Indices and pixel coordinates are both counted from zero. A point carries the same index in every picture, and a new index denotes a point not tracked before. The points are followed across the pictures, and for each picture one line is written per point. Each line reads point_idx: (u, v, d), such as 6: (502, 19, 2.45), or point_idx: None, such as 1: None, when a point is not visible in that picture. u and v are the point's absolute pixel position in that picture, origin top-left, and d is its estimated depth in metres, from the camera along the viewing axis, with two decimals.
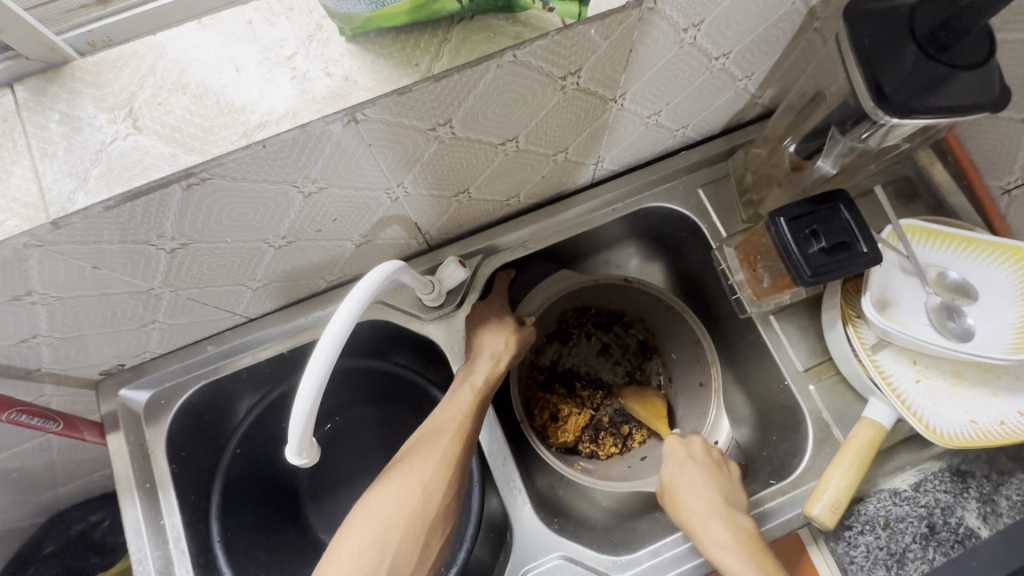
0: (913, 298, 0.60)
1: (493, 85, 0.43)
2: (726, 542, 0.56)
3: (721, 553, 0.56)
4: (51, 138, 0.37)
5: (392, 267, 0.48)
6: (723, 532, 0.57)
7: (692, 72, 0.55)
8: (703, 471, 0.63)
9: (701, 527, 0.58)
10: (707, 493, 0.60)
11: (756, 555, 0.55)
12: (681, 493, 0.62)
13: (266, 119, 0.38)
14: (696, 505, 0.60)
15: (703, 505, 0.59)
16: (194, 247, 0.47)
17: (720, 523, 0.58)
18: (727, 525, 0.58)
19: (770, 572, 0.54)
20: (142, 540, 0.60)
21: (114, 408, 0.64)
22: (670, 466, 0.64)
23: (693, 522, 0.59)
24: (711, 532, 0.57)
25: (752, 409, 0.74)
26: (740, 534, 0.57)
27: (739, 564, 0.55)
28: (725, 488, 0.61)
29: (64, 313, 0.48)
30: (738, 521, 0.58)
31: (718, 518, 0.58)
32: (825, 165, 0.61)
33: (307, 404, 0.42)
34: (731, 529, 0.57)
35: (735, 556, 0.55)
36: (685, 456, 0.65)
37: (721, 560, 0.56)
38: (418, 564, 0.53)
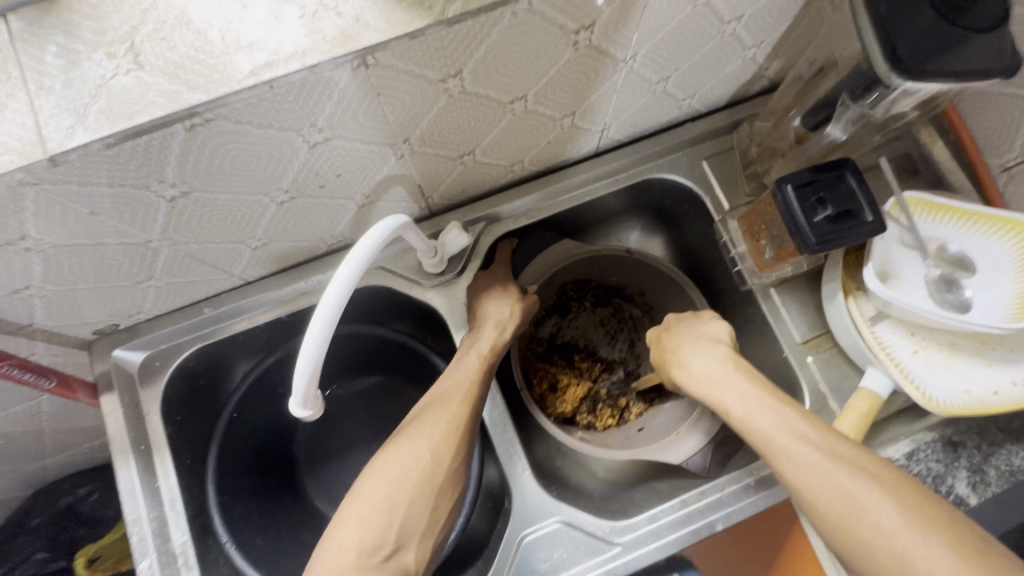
0: (913, 270, 0.61)
1: (505, 34, 0.42)
2: (712, 370, 0.58)
3: (704, 379, 0.59)
4: (48, 72, 0.36)
5: (398, 222, 0.46)
6: (706, 362, 0.59)
7: (704, 36, 0.55)
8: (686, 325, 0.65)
9: (685, 368, 0.61)
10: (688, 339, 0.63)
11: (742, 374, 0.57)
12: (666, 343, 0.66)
13: (274, 58, 0.37)
14: (677, 348, 0.63)
15: (686, 348, 0.62)
16: (194, 197, 0.46)
17: (704, 358, 0.60)
18: (707, 355, 0.60)
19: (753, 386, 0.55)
20: (137, 500, 0.60)
21: (107, 368, 0.62)
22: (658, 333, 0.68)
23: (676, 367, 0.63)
24: (691, 368, 0.60)
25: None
26: (723, 361, 0.58)
27: (722, 383, 0.57)
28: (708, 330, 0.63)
29: (58, 264, 0.47)
30: (717, 353, 0.59)
31: (700, 356, 0.60)
32: (835, 133, 0.60)
33: (314, 356, 0.41)
34: (715, 360, 0.59)
35: (715, 378, 0.58)
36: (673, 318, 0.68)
37: (705, 388, 0.58)
38: (427, 526, 0.54)
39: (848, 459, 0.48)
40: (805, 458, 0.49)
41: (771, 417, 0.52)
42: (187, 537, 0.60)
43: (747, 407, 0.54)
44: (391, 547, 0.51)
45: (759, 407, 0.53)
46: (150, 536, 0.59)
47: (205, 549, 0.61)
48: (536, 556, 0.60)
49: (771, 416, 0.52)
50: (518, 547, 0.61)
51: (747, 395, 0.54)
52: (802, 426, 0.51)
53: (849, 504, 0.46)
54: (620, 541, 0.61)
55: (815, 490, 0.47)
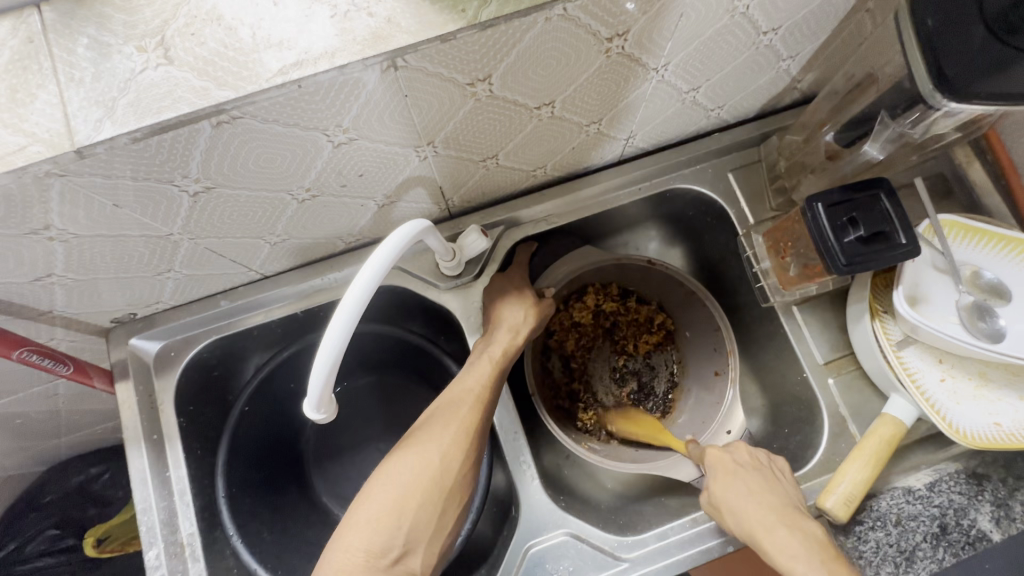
0: (944, 295, 0.59)
1: (537, 40, 0.41)
2: (803, 556, 0.49)
3: (795, 564, 0.49)
4: (78, 64, 0.36)
5: (419, 226, 0.46)
6: (794, 545, 0.50)
7: (738, 46, 0.53)
8: (755, 480, 0.57)
9: (761, 530, 0.53)
10: (763, 501, 0.55)
11: (837, 565, 0.49)
12: (734, 505, 0.55)
13: (303, 57, 0.36)
14: (755, 513, 0.54)
15: (760, 512, 0.54)
16: (217, 192, 0.45)
17: (784, 530, 0.52)
18: (796, 536, 0.51)
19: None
20: (148, 489, 0.60)
21: (124, 356, 0.62)
22: (717, 479, 0.58)
23: (754, 535, 0.53)
24: (776, 541, 0.51)
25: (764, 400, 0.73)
26: (817, 544, 0.50)
27: (815, 575, 0.48)
28: (781, 494, 0.55)
29: (80, 253, 0.47)
30: (805, 529, 0.52)
31: (783, 526, 0.52)
32: (872, 153, 0.58)
33: (329, 358, 0.40)
34: (799, 535, 0.51)
35: (806, 563, 0.49)
36: (730, 462, 0.59)
37: (793, 572, 0.49)
38: (436, 531, 0.54)
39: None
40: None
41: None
42: (195, 528, 0.60)
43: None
44: (399, 551, 0.51)
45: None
46: (159, 526, 0.59)
47: (212, 541, 0.62)
48: (543, 567, 0.60)
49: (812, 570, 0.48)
50: (524, 557, 0.60)
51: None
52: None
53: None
54: (627, 556, 0.60)
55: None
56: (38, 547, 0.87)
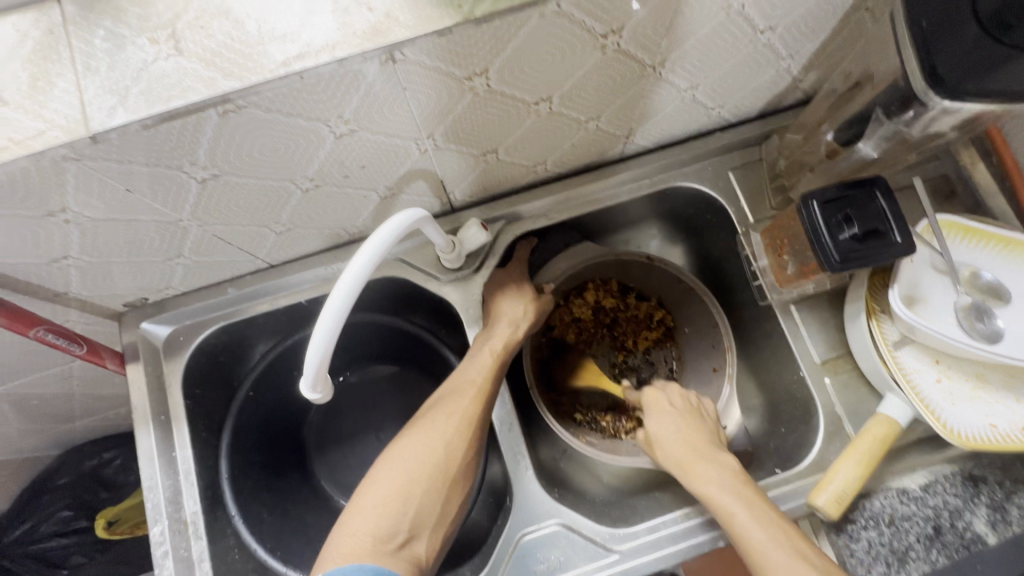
0: (941, 296, 0.59)
1: (532, 36, 0.43)
2: (724, 483, 0.56)
3: (711, 487, 0.56)
4: (95, 54, 0.38)
5: (417, 215, 0.47)
6: (711, 472, 0.57)
7: (736, 45, 0.54)
8: (681, 416, 0.65)
9: (688, 463, 0.60)
10: (687, 437, 0.62)
11: (745, 487, 0.55)
12: (666, 440, 0.63)
13: (306, 50, 0.38)
14: (680, 448, 0.61)
15: (681, 449, 0.61)
16: (224, 180, 0.47)
17: (705, 461, 0.59)
18: (713, 465, 0.58)
19: (760, 505, 0.53)
20: (154, 468, 0.62)
21: (135, 339, 0.65)
22: (652, 418, 0.66)
23: (681, 468, 0.60)
24: (698, 471, 0.58)
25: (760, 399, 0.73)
26: (732, 474, 0.57)
27: (723, 490, 0.55)
28: (706, 435, 0.63)
29: (94, 237, 0.49)
30: (720, 460, 0.59)
31: (703, 458, 0.59)
32: (866, 150, 0.59)
33: (326, 339, 0.42)
34: (719, 466, 0.58)
35: (718, 485, 0.56)
36: (663, 404, 0.67)
37: (709, 493, 0.56)
38: (440, 516, 0.55)
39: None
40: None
41: (780, 546, 0.49)
42: (198, 507, 0.62)
43: (753, 528, 0.51)
44: (405, 535, 0.52)
45: (763, 523, 0.51)
46: (164, 504, 0.61)
47: (214, 520, 0.63)
48: (533, 556, 0.61)
49: (721, 488, 0.55)
50: (515, 546, 0.61)
51: (752, 507, 0.53)
52: (747, 494, 0.54)
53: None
54: (618, 548, 0.60)
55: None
56: (51, 528, 0.90)
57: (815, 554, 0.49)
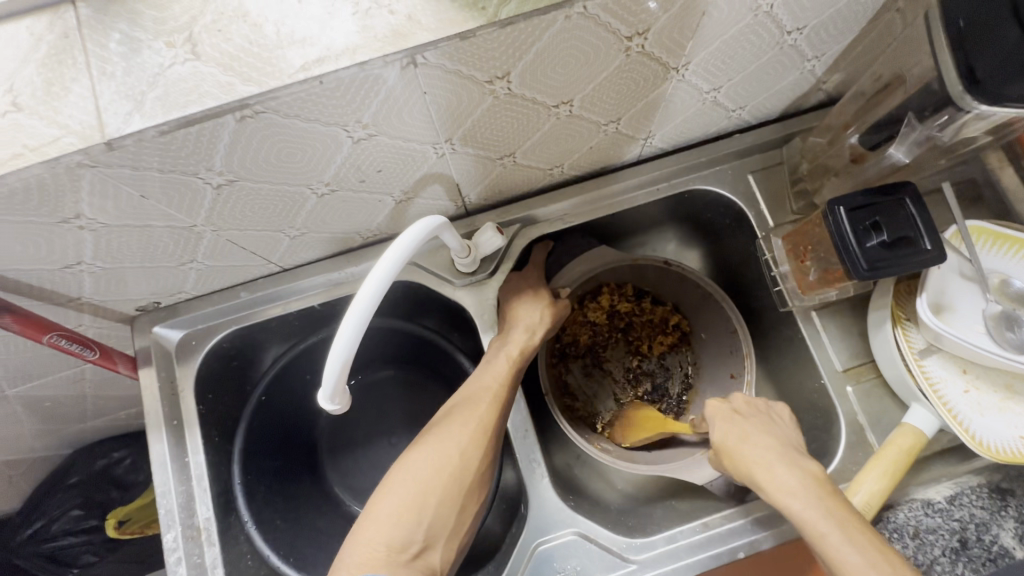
0: (970, 304, 0.57)
1: (557, 39, 0.41)
2: (805, 492, 0.52)
3: (792, 498, 0.52)
4: (110, 58, 0.37)
5: (436, 222, 0.46)
6: (789, 480, 0.53)
7: (762, 46, 0.52)
8: (755, 424, 0.60)
9: (764, 472, 0.55)
10: (759, 445, 0.58)
11: (835, 499, 0.51)
12: (742, 450, 0.58)
13: (326, 54, 0.37)
14: (755, 456, 0.57)
15: (760, 455, 0.57)
16: (240, 185, 0.46)
17: (782, 465, 0.55)
18: (791, 470, 0.54)
19: (850, 519, 0.49)
20: (167, 474, 0.62)
21: (147, 343, 0.64)
22: (720, 425, 0.62)
23: (756, 476, 0.56)
24: (775, 481, 0.54)
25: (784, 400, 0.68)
26: (815, 482, 0.53)
27: (812, 505, 0.51)
28: (779, 439, 0.58)
29: (108, 242, 0.49)
30: (803, 466, 0.55)
31: (780, 463, 0.55)
32: (897, 156, 0.56)
33: (345, 349, 0.41)
34: (795, 471, 0.54)
35: (802, 499, 0.52)
36: (728, 411, 0.63)
37: (788, 504, 0.52)
38: (455, 526, 0.54)
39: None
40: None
41: (870, 567, 0.46)
42: (211, 513, 0.62)
43: (846, 548, 0.48)
44: (419, 545, 0.51)
45: (858, 546, 0.48)
46: (177, 510, 0.61)
47: (227, 526, 0.63)
48: (550, 565, 0.60)
49: (803, 501, 0.51)
50: (531, 554, 0.60)
51: (844, 526, 0.49)
52: (837, 509, 0.50)
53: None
54: (636, 558, 0.59)
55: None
56: (63, 526, 0.90)
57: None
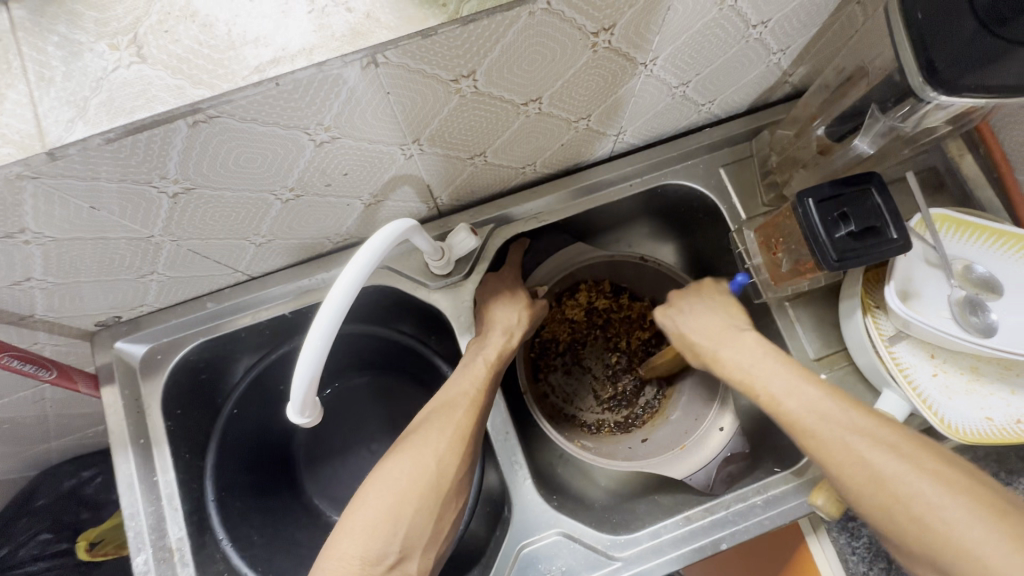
0: (936, 290, 0.59)
1: (521, 35, 0.41)
2: (747, 359, 0.57)
3: (737, 367, 0.57)
4: (49, 63, 0.35)
5: (405, 226, 0.45)
6: (734, 352, 0.58)
7: (728, 39, 0.52)
8: (698, 310, 0.65)
9: (713, 350, 0.60)
10: (705, 326, 0.63)
11: (771, 355, 0.56)
12: (689, 336, 0.64)
13: (280, 55, 0.36)
14: (701, 339, 0.62)
15: (707, 336, 0.62)
16: (197, 193, 0.45)
17: (728, 341, 0.59)
18: (735, 344, 0.59)
19: (791, 374, 0.53)
20: (135, 494, 0.59)
21: (109, 360, 0.61)
22: (666, 326, 0.67)
23: (708, 356, 0.61)
24: (722, 356, 0.59)
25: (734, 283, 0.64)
26: (755, 347, 0.57)
27: (751, 365, 0.56)
28: (721, 320, 0.62)
29: (59, 257, 0.46)
30: (745, 337, 0.59)
31: (726, 339, 0.60)
32: (863, 146, 0.57)
33: (313, 361, 0.40)
34: (739, 343, 0.59)
35: (750, 366, 0.56)
36: (675, 308, 0.67)
37: (738, 372, 0.57)
38: (432, 535, 0.53)
39: (879, 440, 0.47)
40: (834, 439, 0.49)
41: (800, 400, 0.51)
42: (183, 533, 0.60)
43: (787, 398, 0.52)
44: (395, 556, 0.50)
45: (789, 390, 0.52)
46: (147, 531, 0.59)
47: (201, 545, 0.61)
48: (535, 567, 0.59)
49: (756, 366, 0.56)
50: (516, 557, 0.60)
51: (777, 376, 0.54)
52: (780, 367, 0.54)
53: (871, 476, 0.46)
54: (620, 555, 0.59)
55: (843, 467, 0.47)
56: (30, 552, 0.85)
57: (841, 405, 0.50)
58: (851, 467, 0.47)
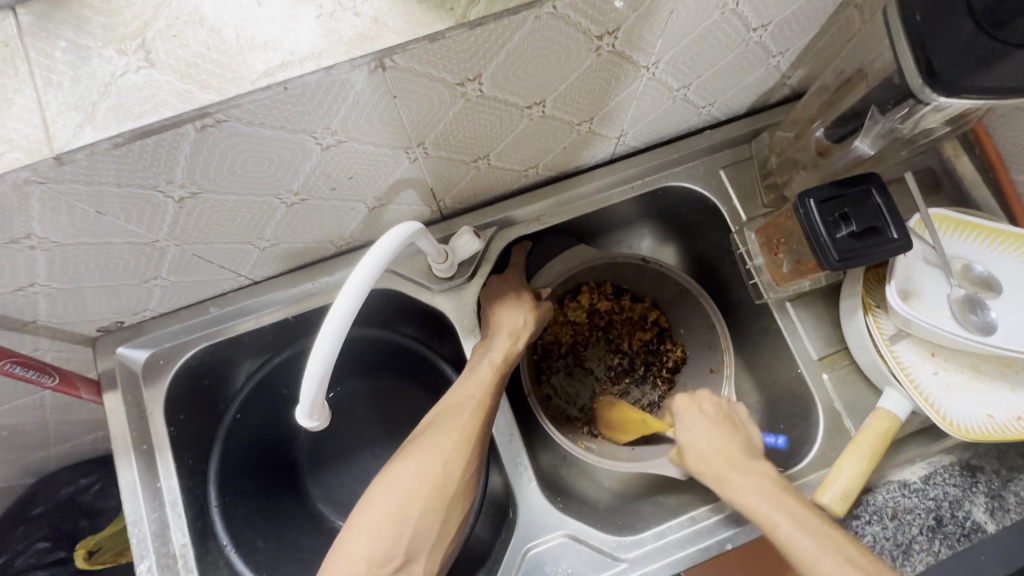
0: (935, 289, 0.59)
1: (527, 39, 0.41)
2: (761, 492, 0.54)
3: (750, 498, 0.54)
4: (57, 67, 0.35)
5: (411, 229, 0.45)
6: (747, 481, 0.55)
7: (729, 43, 0.53)
8: (714, 423, 0.61)
9: (723, 473, 0.57)
10: (721, 444, 0.59)
11: (789, 496, 0.53)
12: (700, 450, 0.60)
13: (289, 59, 0.36)
14: (712, 458, 0.58)
15: (715, 457, 0.58)
16: (203, 198, 0.45)
17: (739, 471, 0.56)
18: (749, 474, 0.56)
19: (807, 515, 0.51)
20: (138, 501, 0.59)
21: (111, 365, 0.61)
22: (680, 423, 0.63)
23: (716, 479, 0.57)
24: (733, 483, 0.56)
25: (768, 440, 0.66)
26: (769, 480, 0.55)
27: (768, 504, 0.53)
28: (737, 440, 0.60)
29: (64, 262, 0.46)
30: (759, 469, 0.56)
31: (737, 469, 0.57)
32: (862, 146, 0.58)
33: (321, 365, 0.40)
34: (751, 474, 0.56)
35: (761, 497, 0.53)
36: (696, 408, 0.63)
37: (751, 503, 0.54)
38: (439, 537, 0.53)
39: None
40: None
41: (820, 547, 0.49)
42: (187, 540, 0.59)
43: (803, 539, 0.50)
44: (401, 560, 0.50)
45: (811, 534, 0.50)
46: (150, 539, 0.58)
47: (204, 551, 0.60)
48: (542, 570, 0.59)
49: (769, 502, 0.53)
50: (522, 559, 0.60)
51: (797, 519, 0.51)
52: (794, 508, 0.52)
53: None
54: (626, 556, 0.59)
55: None
56: (28, 560, 0.84)
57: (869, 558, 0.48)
58: None
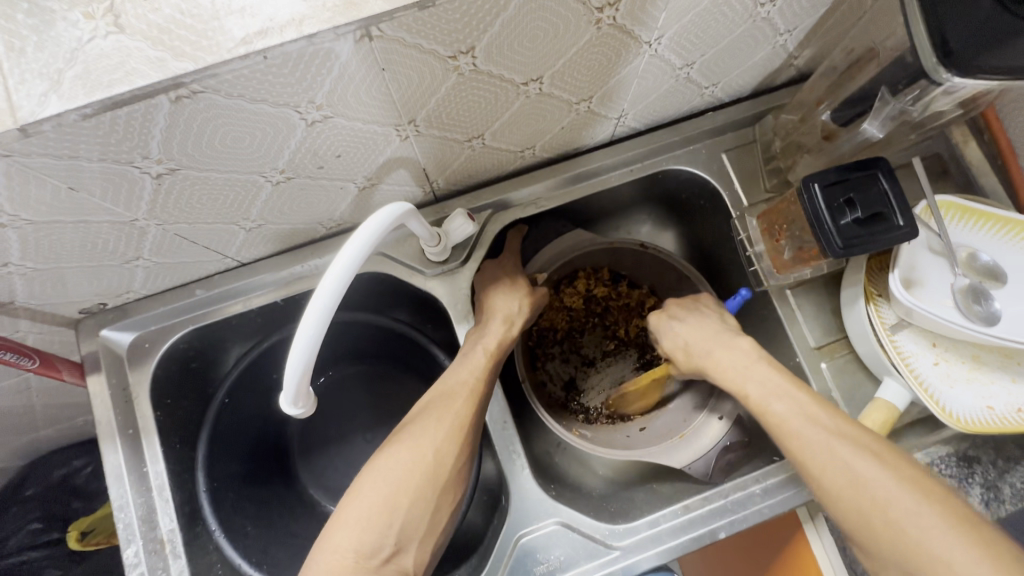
0: (939, 278, 0.58)
1: (523, 9, 0.39)
2: (740, 364, 0.58)
3: (728, 374, 0.58)
4: (18, 31, 0.32)
5: (402, 210, 0.44)
6: (731, 358, 0.59)
7: (735, 18, 0.50)
8: (697, 313, 0.65)
9: (708, 354, 0.61)
10: (697, 331, 0.63)
11: (768, 364, 0.56)
12: (682, 339, 0.64)
13: (268, 25, 0.34)
14: (694, 342, 0.63)
15: (702, 336, 0.62)
16: (183, 174, 0.43)
17: (721, 351, 0.60)
18: (731, 351, 0.59)
19: (781, 378, 0.55)
20: (124, 486, 0.58)
21: (94, 348, 0.60)
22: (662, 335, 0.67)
23: (700, 359, 0.62)
24: (716, 360, 0.60)
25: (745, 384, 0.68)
26: (749, 353, 0.58)
27: (749, 371, 0.57)
28: (716, 322, 0.63)
29: (39, 240, 0.44)
30: (738, 346, 0.59)
31: (720, 346, 0.60)
32: (872, 130, 0.55)
33: (304, 351, 0.38)
34: (738, 348, 0.59)
35: (747, 371, 0.57)
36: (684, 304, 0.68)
37: (730, 379, 0.58)
38: (429, 525, 0.52)
39: (867, 450, 0.48)
40: (819, 444, 0.49)
41: (787, 405, 0.53)
42: (174, 525, 0.58)
43: (773, 398, 0.54)
44: (391, 549, 0.49)
45: (781, 396, 0.53)
46: (137, 523, 0.57)
47: (193, 536, 0.60)
48: (532, 557, 0.59)
49: (755, 373, 0.56)
50: (514, 546, 0.59)
51: (769, 384, 0.55)
52: (791, 389, 0.54)
53: (853, 483, 0.47)
54: (619, 544, 0.59)
55: (826, 472, 0.48)
56: (20, 541, 0.84)
57: (828, 412, 0.51)
58: (833, 470, 0.48)
